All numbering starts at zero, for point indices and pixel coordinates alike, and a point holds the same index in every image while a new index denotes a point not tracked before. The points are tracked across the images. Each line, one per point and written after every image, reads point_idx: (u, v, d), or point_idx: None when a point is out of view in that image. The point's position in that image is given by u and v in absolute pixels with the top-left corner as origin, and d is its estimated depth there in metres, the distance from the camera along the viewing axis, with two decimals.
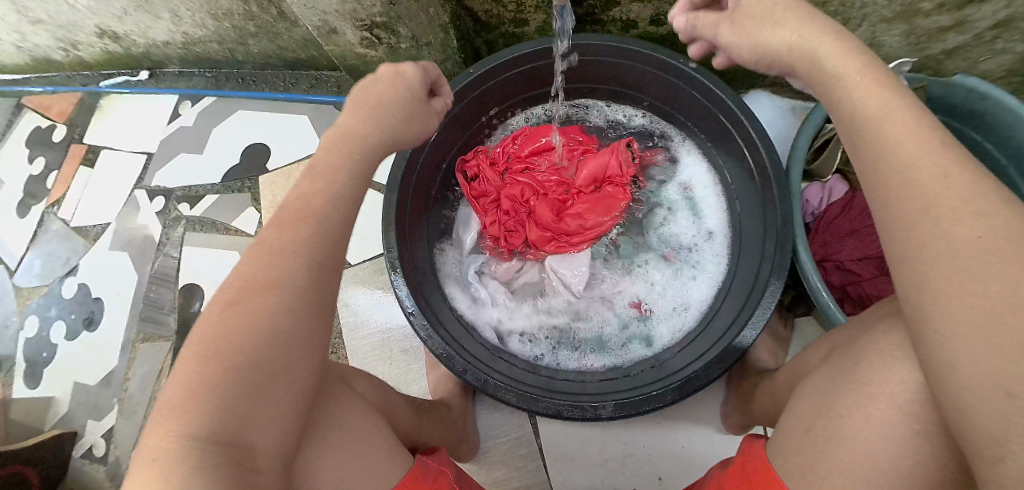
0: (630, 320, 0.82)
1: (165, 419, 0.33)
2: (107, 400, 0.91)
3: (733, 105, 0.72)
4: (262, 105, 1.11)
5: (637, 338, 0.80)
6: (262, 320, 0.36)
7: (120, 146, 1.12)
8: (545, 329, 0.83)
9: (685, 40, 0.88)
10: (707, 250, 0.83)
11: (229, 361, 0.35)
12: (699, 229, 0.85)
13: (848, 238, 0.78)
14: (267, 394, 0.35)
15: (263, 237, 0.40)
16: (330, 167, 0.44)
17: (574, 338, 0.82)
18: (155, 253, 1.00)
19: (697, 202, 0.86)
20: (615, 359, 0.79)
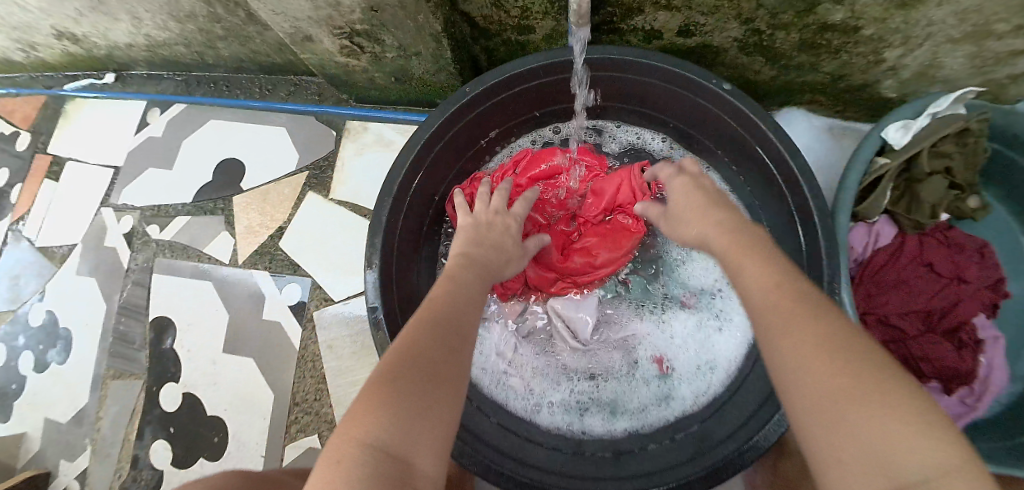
0: (647, 378, 0.73)
1: (350, 428, 0.36)
2: (79, 440, 0.85)
3: (773, 138, 0.64)
4: (234, 114, 1.02)
5: (657, 399, 0.72)
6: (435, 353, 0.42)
7: (84, 157, 1.05)
8: (551, 386, 0.74)
9: (716, 53, 0.75)
10: (733, 296, 0.74)
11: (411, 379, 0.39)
12: (725, 272, 0.75)
13: (894, 291, 0.70)
14: (428, 409, 0.38)
15: (422, 309, 0.47)
16: (459, 268, 0.55)
17: (585, 398, 0.73)
18: (123, 280, 0.93)
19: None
20: (630, 424, 0.70)
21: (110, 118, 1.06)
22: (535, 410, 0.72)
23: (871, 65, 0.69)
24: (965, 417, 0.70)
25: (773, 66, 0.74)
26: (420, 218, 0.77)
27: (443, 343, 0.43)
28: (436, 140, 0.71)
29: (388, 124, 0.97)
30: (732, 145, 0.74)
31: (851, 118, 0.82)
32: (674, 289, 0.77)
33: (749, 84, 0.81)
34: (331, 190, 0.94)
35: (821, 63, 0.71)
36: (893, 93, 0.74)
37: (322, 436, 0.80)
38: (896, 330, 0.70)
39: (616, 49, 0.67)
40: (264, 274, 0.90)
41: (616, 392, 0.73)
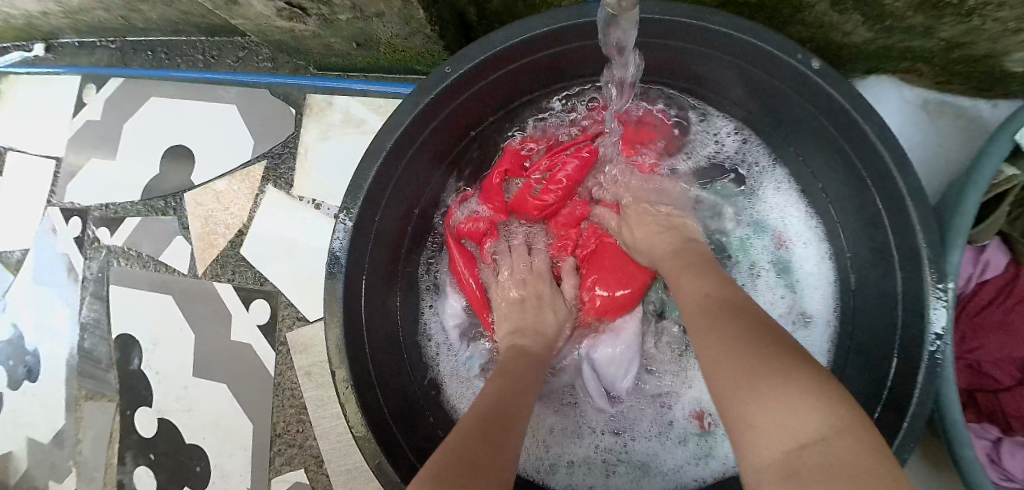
0: (686, 435, 0.62)
1: None
2: (64, 462, 0.82)
3: (875, 138, 0.46)
4: (179, 89, 0.86)
5: (694, 458, 0.61)
6: (482, 444, 0.37)
7: (24, 147, 0.92)
8: (571, 443, 0.64)
9: (796, 9, 0.55)
10: (798, 340, 0.63)
11: (457, 468, 0.34)
12: (791, 309, 0.64)
13: (996, 335, 0.57)
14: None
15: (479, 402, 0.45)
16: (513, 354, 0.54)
17: (611, 458, 0.63)
18: (82, 291, 0.85)
19: (792, 269, 0.64)
20: (663, 488, 0.61)
21: (42, 98, 0.91)
22: (554, 474, 0.62)
23: (1010, 32, 0.50)
24: None
25: (873, 27, 0.55)
26: (397, 241, 0.62)
27: (488, 438, 0.38)
28: (407, 144, 0.54)
29: (358, 99, 0.78)
30: (808, 137, 0.56)
31: (952, 90, 0.62)
32: None
33: (829, 48, 0.61)
34: (296, 184, 0.79)
35: (940, 26, 0.52)
36: (1021, 68, 0.55)
37: (308, 471, 0.74)
38: (988, 380, 0.58)
39: (658, 6, 0.47)
40: (228, 288, 0.79)
41: (648, 451, 0.63)
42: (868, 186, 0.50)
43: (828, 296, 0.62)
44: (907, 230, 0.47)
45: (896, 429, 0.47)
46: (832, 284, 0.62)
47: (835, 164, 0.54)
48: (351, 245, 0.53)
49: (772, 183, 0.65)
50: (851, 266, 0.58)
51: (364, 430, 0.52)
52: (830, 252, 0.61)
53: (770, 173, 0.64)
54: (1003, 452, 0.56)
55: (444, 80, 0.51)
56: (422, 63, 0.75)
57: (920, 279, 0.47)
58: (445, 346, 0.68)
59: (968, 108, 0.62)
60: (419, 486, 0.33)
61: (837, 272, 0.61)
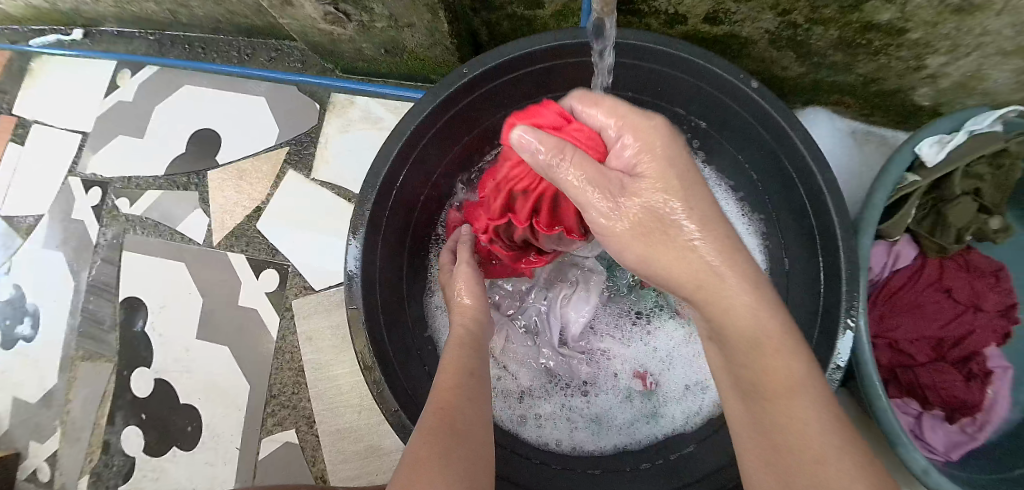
0: (632, 393, 0.70)
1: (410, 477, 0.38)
2: (48, 422, 0.83)
3: (800, 144, 0.58)
4: (212, 81, 0.95)
5: (643, 414, 0.69)
6: (458, 398, 0.45)
7: (52, 123, 0.98)
8: (536, 394, 0.70)
9: (745, 45, 0.69)
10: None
11: (441, 425, 0.42)
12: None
13: (907, 316, 0.68)
14: (466, 451, 0.40)
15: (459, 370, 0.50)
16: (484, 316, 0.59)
17: (567, 409, 0.70)
18: (92, 256, 0.89)
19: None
20: (614, 443, 0.67)
21: (77, 79, 0.98)
22: (516, 419, 0.68)
23: (911, 70, 0.64)
24: (960, 449, 0.68)
25: (804, 63, 0.69)
26: (409, 213, 0.70)
27: (473, 401, 0.46)
28: (425, 128, 0.64)
29: (378, 100, 0.89)
30: (751, 148, 0.68)
31: (876, 122, 0.77)
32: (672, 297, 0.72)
33: (775, 80, 0.75)
34: (314, 169, 0.87)
35: (857, 64, 0.66)
36: (928, 101, 0.69)
37: (299, 431, 0.78)
38: (905, 357, 0.68)
39: (634, 34, 0.59)
40: (241, 258, 0.85)
41: (603, 404, 0.70)
42: (796, 184, 0.62)
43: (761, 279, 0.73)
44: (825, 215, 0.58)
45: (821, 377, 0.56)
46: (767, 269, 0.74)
47: (772, 168, 0.66)
48: (372, 205, 0.62)
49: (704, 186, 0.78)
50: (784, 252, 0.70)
51: (371, 360, 0.58)
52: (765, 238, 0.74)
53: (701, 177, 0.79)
54: (925, 426, 0.68)
55: (461, 78, 0.62)
56: (438, 72, 0.87)
57: (836, 255, 0.57)
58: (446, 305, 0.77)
59: (888, 138, 0.78)
60: (424, 441, 0.40)
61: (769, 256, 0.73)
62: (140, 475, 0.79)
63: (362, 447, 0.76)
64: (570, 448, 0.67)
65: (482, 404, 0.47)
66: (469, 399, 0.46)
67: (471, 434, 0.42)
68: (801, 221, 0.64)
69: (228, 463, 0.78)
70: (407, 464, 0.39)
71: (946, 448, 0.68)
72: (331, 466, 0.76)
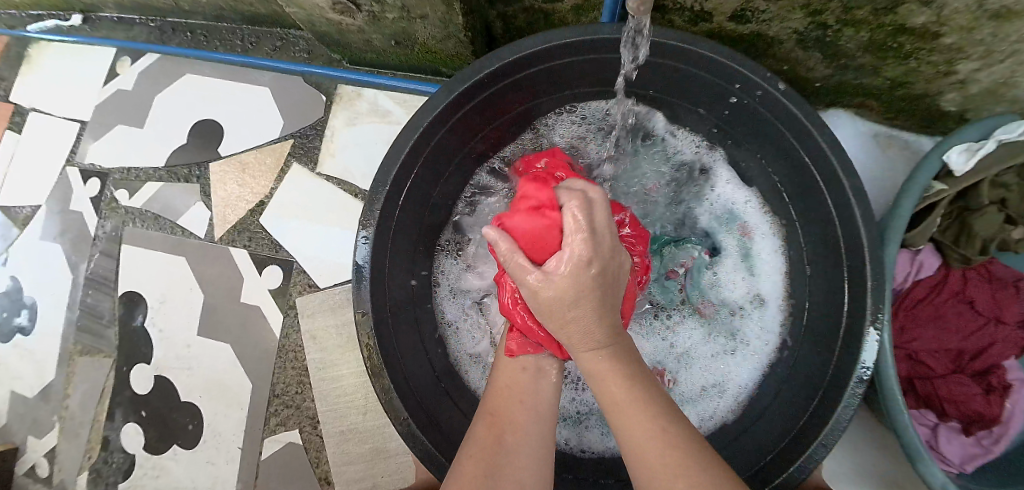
0: None
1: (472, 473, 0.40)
2: (46, 417, 0.81)
3: (828, 147, 0.55)
4: (215, 69, 0.92)
5: None
6: (509, 402, 0.46)
7: (50, 110, 0.95)
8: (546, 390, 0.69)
9: (770, 44, 0.66)
10: (753, 316, 0.73)
11: (488, 439, 0.42)
12: (746, 292, 0.74)
13: (929, 327, 0.67)
14: (515, 468, 0.41)
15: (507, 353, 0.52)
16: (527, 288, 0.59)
17: (580, 408, 0.68)
18: (91, 248, 0.87)
19: (749, 254, 0.74)
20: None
21: (75, 65, 0.96)
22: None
23: (940, 76, 0.62)
24: (975, 460, 0.67)
25: (830, 64, 0.67)
26: (419, 212, 0.68)
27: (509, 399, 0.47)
28: (438, 125, 0.61)
29: (386, 93, 0.86)
30: (773, 150, 0.65)
31: (899, 125, 0.75)
32: (692, 295, 0.76)
33: (797, 80, 0.73)
34: (320, 163, 0.85)
35: (885, 67, 0.64)
36: (954, 107, 0.67)
37: (303, 432, 0.76)
38: (925, 367, 0.67)
39: (660, 31, 0.56)
40: (243, 254, 0.83)
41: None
42: (822, 192, 0.60)
43: (777, 283, 0.72)
44: (848, 222, 0.56)
45: (843, 391, 0.54)
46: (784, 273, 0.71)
47: (793, 171, 0.64)
48: (382, 203, 0.60)
49: (723, 181, 0.76)
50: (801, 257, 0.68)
51: (379, 365, 0.56)
52: (781, 242, 0.72)
53: (718, 173, 0.76)
54: (942, 437, 0.67)
55: (475, 73, 0.59)
56: (450, 66, 0.84)
57: (862, 265, 0.55)
58: (455, 299, 0.76)
59: (910, 143, 0.76)
60: (470, 458, 0.41)
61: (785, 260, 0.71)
62: (140, 473, 0.78)
63: (366, 449, 0.75)
64: (581, 448, 0.66)
65: (539, 417, 0.46)
66: (523, 405, 0.46)
67: (521, 449, 0.42)
68: (824, 227, 0.61)
69: (229, 463, 0.77)
70: (457, 479, 0.40)
71: (960, 459, 0.67)
72: (333, 468, 0.75)
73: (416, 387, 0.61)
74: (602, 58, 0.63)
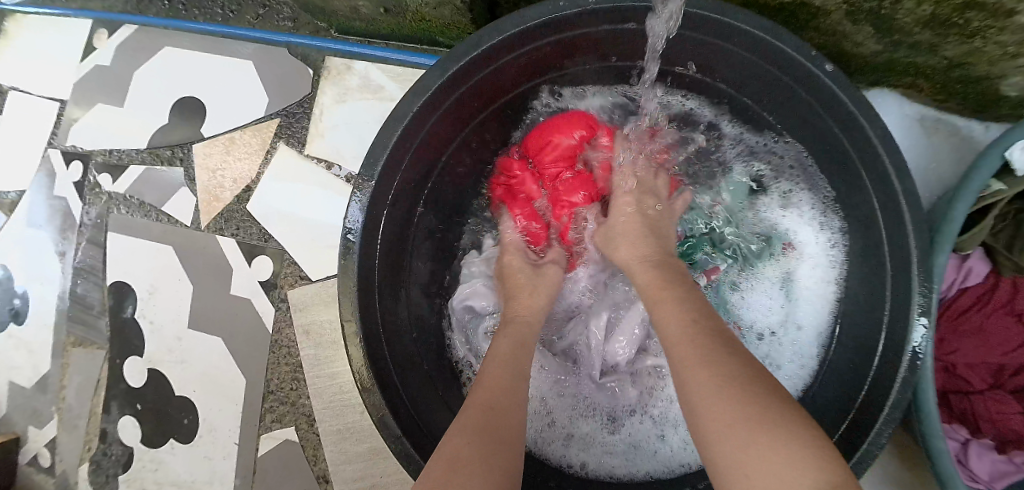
0: (680, 422, 0.64)
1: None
2: (45, 408, 0.82)
3: (878, 143, 0.48)
4: (195, 41, 0.85)
5: (684, 441, 0.63)
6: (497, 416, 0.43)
7: (27, 88, 0.90)
8: (573, 420, 0.66)
9: (813, 16, 0.58)
10: (787, 341, 0.66)
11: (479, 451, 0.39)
12: (783, 315, 0.67)
13: (970, 340, 0.61)
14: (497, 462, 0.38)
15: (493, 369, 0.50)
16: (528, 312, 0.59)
17: (606, 438, 0.65)
18: (77, 236, 0.84)
19: (793, 273, 0.67)
20: (653, 468, 0.63)
21: (49, 37, 0.89)
22: (547, 442, 0.64)
23: (1008, 56, 0.53)
24: (1007, 478, 0.57)
25: (882, 39, 0.58)
26: (411, 205, 0.63)
27: (507, 395, 0.45)
28: (430, 109, 0.55)
29: (377, 65, 0.78)
30: (815, 137, 0.58)
31: (949, 109, 0.66)
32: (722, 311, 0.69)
33: (841, 57, 0.64)
34: (307, 144, 0.79)
35: (945, 45, 0.55)
36: (1016, 92, 0.58)
37: (298, 430, 0.75)
38: (962, 381, 0.62)
39: (692, 1, 0.49)
40: (231, 243, 0.79)
41: (649, 435, 0.65)
42: (868, 191, 0.53)
43: (821, 314, 0.64)
44: (897, 229, 0.50)
45: (877, 415, 0.50)
46: (829, 300, 0.64)
47: (836, 164, 0.57)
48: (368, 199, 0.54)
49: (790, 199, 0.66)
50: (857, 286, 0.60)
51: (370, 381, 0.53)
52: (834, 271, 0.63)
53: (777, 181, 0.67)
54: (970, 452, 0.59)
55: (474, 49, 0.51)
56: (446, 35, 0.74)
57: (908, 276, 0.49)
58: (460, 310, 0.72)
59: (961, 127, 0.66)
60: (465, 441, 0.40)
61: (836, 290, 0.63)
62: (140, 466, 0.79)
63: (364, 448, 0.73)
64: (604, 473, 0.63)
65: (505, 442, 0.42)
66: (517, 406, 0.45)
67: (509, 445, 0.41)
68: (868, 230, 0.55)
69: (227, 458, 0.76)
70: (441, 466, 0.38)
71: (989, 476, 0.58)
72: (332, 467, 0.74)
73: (410, 401, 0.57)
74: (622, 28, 0.55)
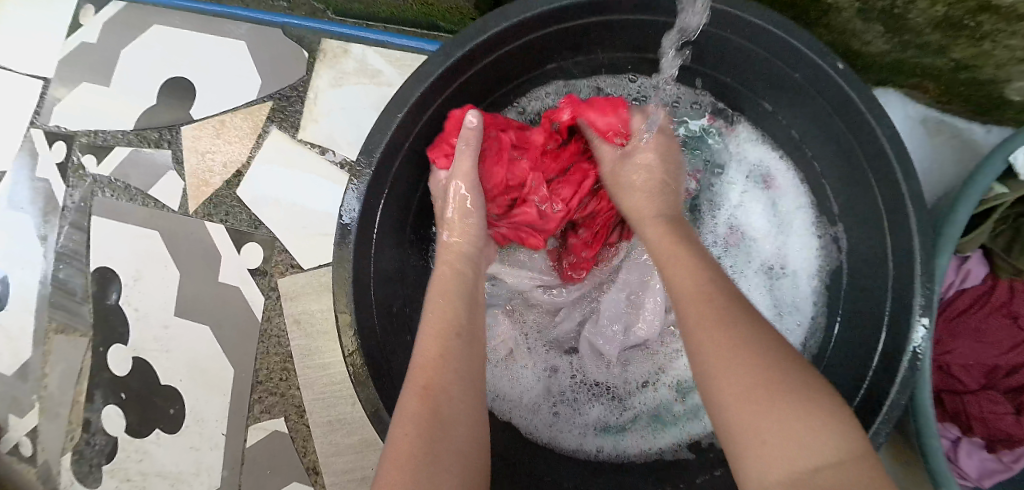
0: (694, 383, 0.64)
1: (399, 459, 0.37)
2: (26, 395, 0.80)
3: (885, 141, 0.48)
4: (185, 20, 0.82)
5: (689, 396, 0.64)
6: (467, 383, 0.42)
7: (8, 64, 0.87)
8: (584, 397, 0.64)
9: (824, 12, 0.57)
10: (784, 284, 0.67)
11: (424, 411, 0.39)
12: (776, 252, 0.67)
13: (965, 340, 0.61)
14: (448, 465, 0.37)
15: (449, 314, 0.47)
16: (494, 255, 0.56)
17: (618, 411, 0.64)
18: (60, 220, 0.82)
19: (777, 211, 0.67)
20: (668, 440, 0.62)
21: (31, 12, 0.86)
22: (560, 432, 0.62)
23: (1015, 60, 0.53)
24: (994, 476, 0.61)
25: (892, 39, 0.57)
26: (409, 192, 0.61)
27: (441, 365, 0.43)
28: (431, 95, 0.53)
29: (375, 49, 0.76)
30: (821, 133, 0.57)
31: (952, 110, 0.65)
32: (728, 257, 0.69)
33: (850, 56, 0.63)
34: (301, 129, 0.77)
35: (953, 47, 0.54)
36: (1019, 96, 0.58)
37: (288, 421, 0.73)
38: (955, 381, 0.62)
39: None
40: (221, 229, 0.77)
41: (661, 401, 0.65)
42: (873, 190, 0.52)
43: (812, 249, 0.65)
44: (902, 227, 0.49)
45: (875, 414, 0.50)
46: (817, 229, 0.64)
47: (842, 162, 0.56)
48: (365, 187, 0.52)
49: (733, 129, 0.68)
50: (845, 241, 0.60)
51: (364, 374, 0.51)
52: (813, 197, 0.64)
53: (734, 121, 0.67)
54: (960, 450, 0.61)
55: (478, 34, 0.49)
56: (447, 20, 0.72)
57: (911, 276, 0.49)
58: None
59: (961, 130, 0.65)
60: (407, 423, 0.39)
61: (820, 226, 0.64)
62: (123, 456, 0.77)
63: (354, 440, 0.72)
64: (626, 455, 0.61)
65: None
66: (458, 372, 0.43)
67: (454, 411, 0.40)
68: (874, 231, 0.54)
69: (213, 449, 0.75)
70: (390, 457, 0.38)
71: (978, 474, 0.61)
72: (322, 459, 0.72)
73: (402, 391, 0.56)
74: (632, 16, 0.54)
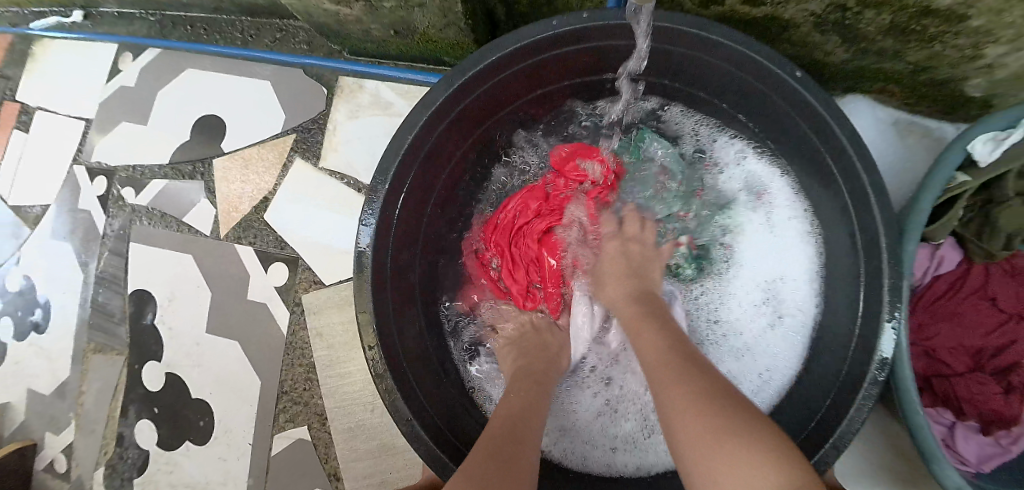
0: None
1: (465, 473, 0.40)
2: (63, 414, 0.84)
3: (846, 141, 0.53)
4: (215, 64, 0.91)
5: None
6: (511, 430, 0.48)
7: (54, 108, 0.95)
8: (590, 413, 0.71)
9: (786, 28, 0.64)
10: (787, 294, 0.70)
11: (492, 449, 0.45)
12: (777, 263, 0.71)
13: (947, 324, 0.65)
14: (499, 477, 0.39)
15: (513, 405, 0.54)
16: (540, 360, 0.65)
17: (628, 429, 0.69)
18: (100, 247, 0.88)
19: (772, 221, 0.71)
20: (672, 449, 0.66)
21: (78, 63, 0.95)
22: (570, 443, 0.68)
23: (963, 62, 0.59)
24: (993, 460, 0.62)
25: (851, 49, 0.64)
26: (422, 207, 0.67)
27: (517, 441, 0.47)
28: (439, 116, 0.59)
29: (387, 83, 0.84)
30: (793, 140, 0.63)
31: (920, 111, 0.71)
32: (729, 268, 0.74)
33: (816, 65, 0.69)
34: (321, 157, 0.84)
35: (907, 52, 0.61)
36: (979, 93, 0.64)
37: (312, 429, 0.77)
38: (943, 365, 0.65)
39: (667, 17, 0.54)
40: (249, 250, 0.83)
41: None
42: (840, 186, 0.58)
43: (808, 255, 0.68)
44: (868, 216, 0.54)
45: (859, 391, 0.53)
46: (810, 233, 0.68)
47: (812, 165, 0.62)
48: (383, 198, 0.58)
49: (718, 148, 0.74)
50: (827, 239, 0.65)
51: (383, 368, 0.56)
52: (799, 202, 0.68)
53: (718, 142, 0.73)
54: (956, 435, 0.62)
55: (478, 63, 0.56)
56: (451, 55, 0.80)
57: (881, 261, 0.53)
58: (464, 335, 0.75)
59: (933, 128, 0.72)
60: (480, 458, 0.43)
61: (812, 231, 0.67)
62: (154, 469, 0.81)
63: (375, 444, 0.76)
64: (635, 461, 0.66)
65: None
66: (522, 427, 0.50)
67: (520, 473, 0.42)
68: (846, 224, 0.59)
69: (240, 459, 0.79)
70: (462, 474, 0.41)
71: (979, 459, 0.62)
72: (343, 464, 0.76)
73: (420, 387, 0.60)
74: (612, 41, 0.61)
